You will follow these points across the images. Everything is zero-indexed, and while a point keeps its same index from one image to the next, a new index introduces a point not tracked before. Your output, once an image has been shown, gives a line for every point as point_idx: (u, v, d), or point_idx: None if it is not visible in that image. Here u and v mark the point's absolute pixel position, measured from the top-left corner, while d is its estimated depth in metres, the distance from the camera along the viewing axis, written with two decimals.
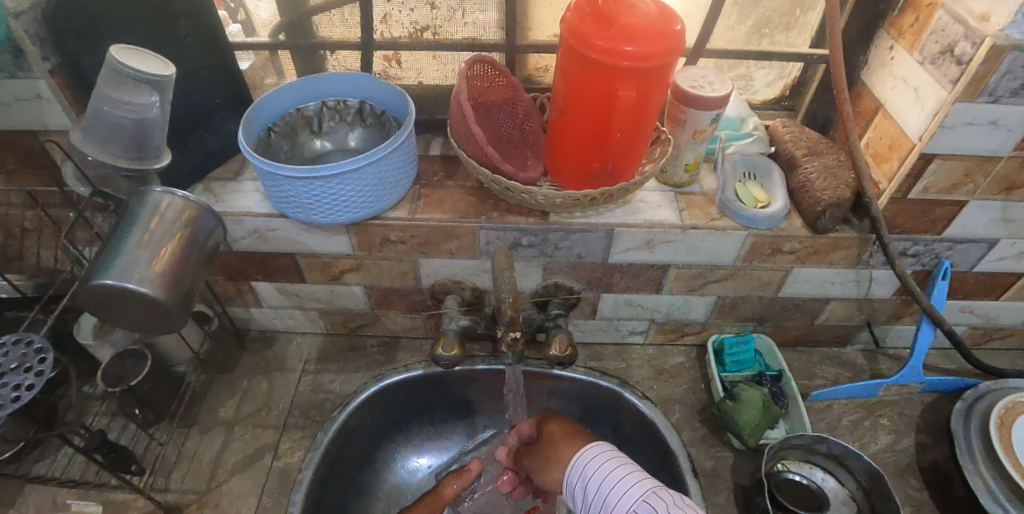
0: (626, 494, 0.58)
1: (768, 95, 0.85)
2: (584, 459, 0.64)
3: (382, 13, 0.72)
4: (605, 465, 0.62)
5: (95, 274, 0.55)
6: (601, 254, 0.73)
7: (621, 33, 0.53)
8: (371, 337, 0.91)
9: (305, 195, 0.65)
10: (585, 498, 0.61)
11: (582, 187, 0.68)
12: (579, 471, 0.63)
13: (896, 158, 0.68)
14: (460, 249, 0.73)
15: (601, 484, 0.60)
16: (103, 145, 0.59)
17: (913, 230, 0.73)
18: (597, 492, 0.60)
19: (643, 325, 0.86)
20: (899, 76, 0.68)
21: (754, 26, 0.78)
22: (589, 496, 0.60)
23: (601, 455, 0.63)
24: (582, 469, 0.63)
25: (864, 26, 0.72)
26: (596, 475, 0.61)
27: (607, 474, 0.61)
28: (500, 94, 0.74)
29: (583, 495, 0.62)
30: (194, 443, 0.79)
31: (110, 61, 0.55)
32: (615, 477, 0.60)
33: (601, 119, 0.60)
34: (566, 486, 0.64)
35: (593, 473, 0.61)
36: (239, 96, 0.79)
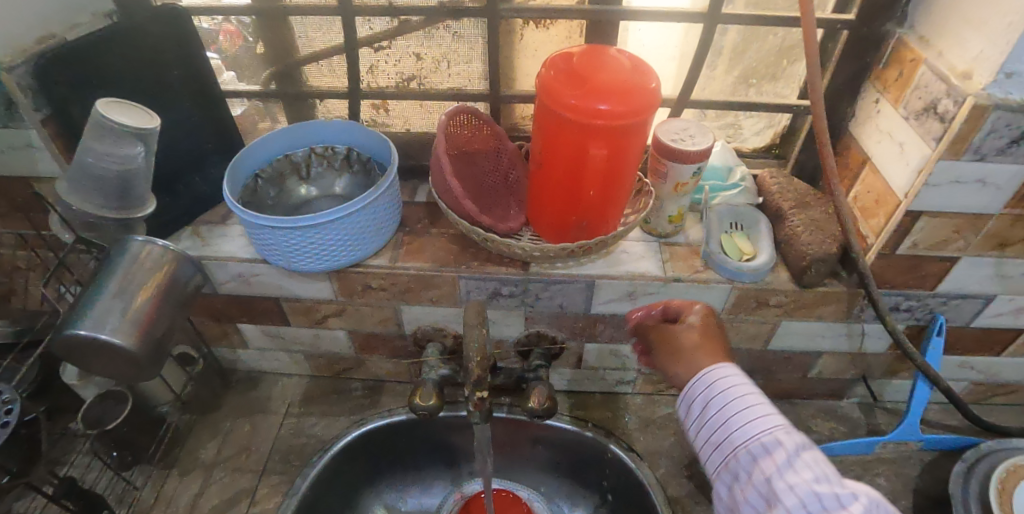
0: (757, 427, 0.51)
1: (757, 143, 0.84)
2: (713, 375, 0.55)
3: (369, 64, 0.74)
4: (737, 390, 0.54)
5: (69, 324, 0.55)
6: (583, 305, 0.72)
7: (593, 92, 0.54)
8: (356, 380, 0.91)
9: (284, 244, 0.65)
10: (706, 413, 0.54)
11: (560, 239, 0.68)
12: (701, 386, 0.56)
13: (883, 213, 0.66)
14: (440, 297, 0.73)
15: (729, 408, 0.53)
16: (88, 195, 0.61)
17: (903, 285, 0.71)
18: (722, 417, 0.53)
19: (631, 375, 0.85)
20: (884, 130, 0.67)
21: (740, 76, 0.78)
22: (712, 413, 0.54)
23: (743, 380, 0.54)
24: (707, 385, 0.55)
25: (849, 78, 0.72)
26: (725, 404, 0.53)
27: (740, 402, 0.53)
28: (485, 143, 0.75)
29: (700, 412, 0.55)
30: (172, 486, 0.78)
31: (94, 114, 0.56)
32: (754, 406, 0.52)
33: (575, 175, 0.61)
34: (685, 395, 0.57)
35: (721, 392, 0.54)
36: (231, 141, 0.81)
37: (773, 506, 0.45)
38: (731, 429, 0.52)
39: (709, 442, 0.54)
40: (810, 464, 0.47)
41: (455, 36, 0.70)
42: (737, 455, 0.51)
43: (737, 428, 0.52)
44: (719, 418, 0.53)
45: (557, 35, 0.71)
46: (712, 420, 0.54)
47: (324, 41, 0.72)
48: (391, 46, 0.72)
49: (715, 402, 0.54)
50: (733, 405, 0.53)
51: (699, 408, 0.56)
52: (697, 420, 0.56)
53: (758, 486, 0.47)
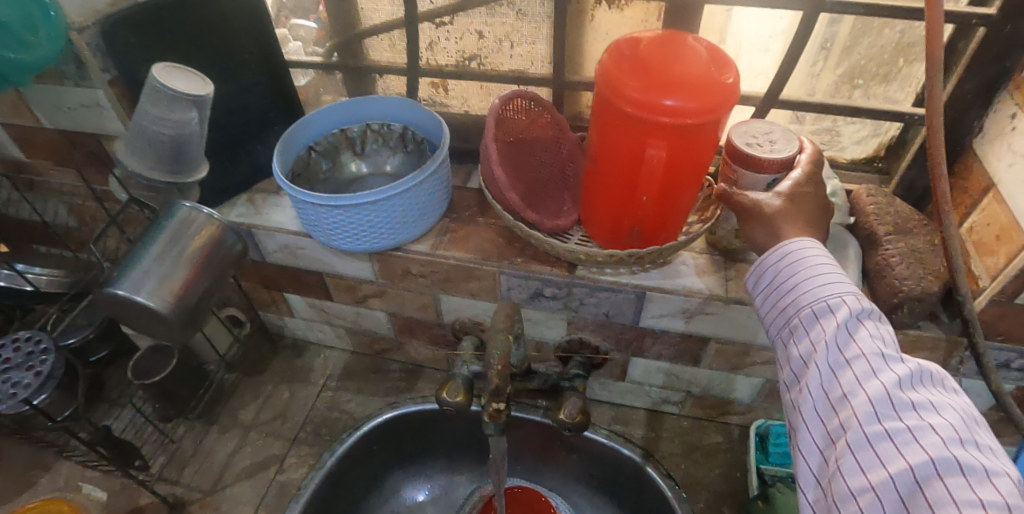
0: (825, 290, 0.46)
1: (858, 153, 0.73)
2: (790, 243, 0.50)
3: (429, 40, 0.71)
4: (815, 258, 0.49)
5: (110, 283, 0.57)
6: (631, 316, 0.66)
7: (660, 85, 0.47)
8: (394, 361, 0.90)
9: (326, 222, 0.64)
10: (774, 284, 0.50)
11: (610, 244, 0.63)
12: (776, 255, 0.50)
13: (1005, 252, 0.55)
14: (480, 291, 0.70)
15: (798, 269, 0.48)
16: (142, 159, 0.62)
17: (1021, 339, 0.60)
18: (794, 280, 0.48)
19: (679, 396, 0.78)
20: (1019, 151, 0.55)
21: (845, 75, 0.68)
22: (780, 280, 0.49)
23: (817, 247, 0.49)
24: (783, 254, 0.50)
25: (981, 85, 0.60)
26: (793, 258, 0.49)
27: (810, 263, 0.48)
28: (544, 132, 0.70)
29: (769, 280, 0.51)
30: (210, 441, 0.81)
31: (151, 79, 0.57)
32: (825, 275, 0.47)
33: (630, 176, 0.55)
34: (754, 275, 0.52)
35: (791, 257, 0.49)
36: (292, 111, 0.81)
37: (836, 400, 0.41)
38: (801, 296, 0.47)
39: (779, 304, 0.49)
40: (871, 333, 0.43)
41: (519, 15, 0.65)
42: (802, 330, 0.46)
43: (809, 296, 0.47)
44: (789, 285, 0.49)
45: (632, 18, 0.65)
46: (780, 295, 0.49)
47: (386, 14, 0.70)
48: (452, 22, 0.68)
49: (779, 284, 0.50)
50: (806, 257, 0.49)
51: (768, 279, 0.51)
52: (767, 291, 0.51)
53: (829, 355, 0.43)
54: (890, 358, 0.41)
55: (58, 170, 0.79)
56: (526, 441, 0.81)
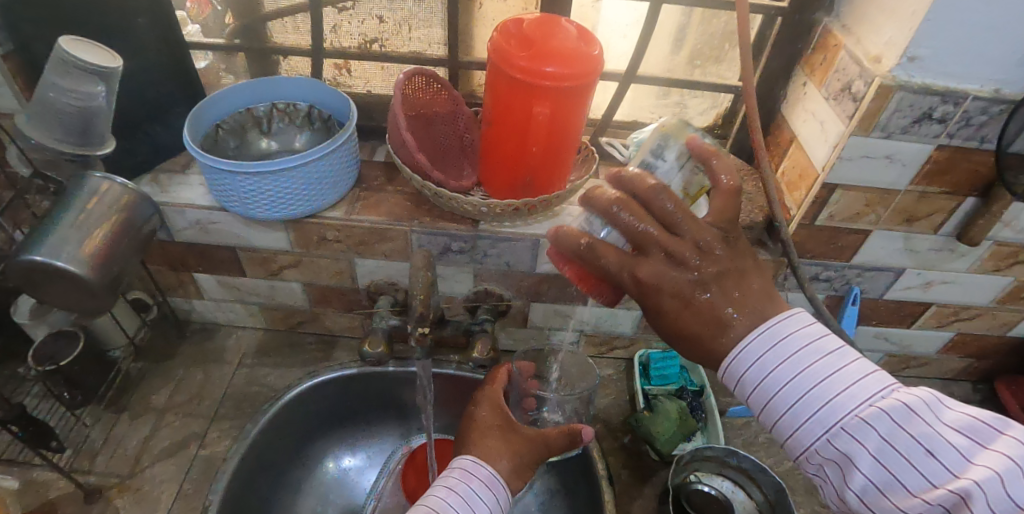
0: (815, 387, 0.43)
1: (701, 123, 0.89)
2: (754, 349, 0.45)
3: (333, 23, 0.77)
4: (781, 350, 0.44)
5: (25, 251, 0.57)
6: (529, 263, 0.76)
7: (541, 54, 0.58)
8: (311, 335, 0.93)
9: (242, 190, 0.68)
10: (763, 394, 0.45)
11: (507, 197, 0.72)
12: (751, 353, 0.45)
13: (805, 187, 0.72)
14: (393, 251, 0.76)
15: (779, 373, 0.44)
16: (50, 130, 0.62)
17: (822, 256, 0.77)
18: (788, 382, 0.44)
19: (574, 337, 0.89)
20: (809, 110, 0.73)
21: (687, 57, 0.83)
22: (768, 391, 0.45)
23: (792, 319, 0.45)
24: (755, 362, 0.45)
25: (783, 63, 0.77)
26: (777, 345, 0.44)
27: (782, 361, 0.44)
28: (443, 106, 0.78)
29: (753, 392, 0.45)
30: (122, 427, 0.79)
31: (57, 50, 0.58)
32: (815, 358, 0.44)
33: (520, 134, 0.65)
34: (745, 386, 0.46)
35: (767, 363, 0.44)
36: (193, 93, 0.82)
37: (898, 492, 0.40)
38: (812, 398, 0.43)
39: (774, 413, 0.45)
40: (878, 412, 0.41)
41: (417, 1, 0.73)
42: (835, 435, 0.42)
43: (821, 394, 0.43)
44: (792, 387, 0.44)
45: (515, 6, 0.75)
46: (781, 398, 0.44)
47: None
48: (354, 7, 0.75)
49: (770, 388, 0.44)
50: (793, 341, 0.44)
51: (750, 385, 0.45)
52: (755, 398, 0.46)
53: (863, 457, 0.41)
54: (918, 416, 0.40)
55: None
56: (444, 395, 0.88)
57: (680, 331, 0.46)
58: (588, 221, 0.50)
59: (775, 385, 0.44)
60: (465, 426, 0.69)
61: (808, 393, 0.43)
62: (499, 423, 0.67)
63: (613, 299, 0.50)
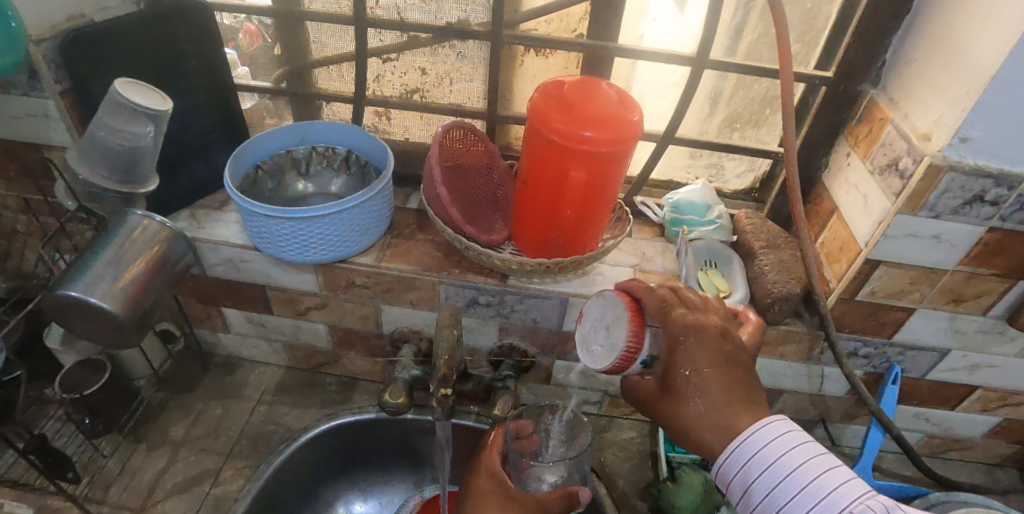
0: (818, 479, 0.45)
1: (738, 185, 0.88)
2: (759, 440, 0.47)
3: (376, 73, 0.78)
4: (786, 443, 0.47)
5: (61, 285, 0.58)
6: (555, 321, 0.75)
7: (580, 120, 0.58)
8: (331, 375, 0.92)
9: (276, 233, 0.69)
10: (765, 482, 0.46)
11: (537, 255, 0.71)
12: (744, 440, 0.47)
13: (845, 260, 0.70)
14: (419, 300, 0.76)
15: (784, 464, 0.46)
16: (95, 167, 0.64)
17: (862, 331, 0.74)
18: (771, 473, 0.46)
19: (597, 396, 0.87)
20: (852, 182, 0.71)
21: (726, 120, 0.83)
22: (771, 480, 0.46)
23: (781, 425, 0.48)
24: (761, 453, 0.47)
25: (826, 131, 0.76)
26: (782, 438, 0.47)
27: (789, 453, 0.46)
28: (478, 159, 0.78)
29: (757, 482, 0.47)
30: (138, 459, 0.79)
31: (112, 92, 0.60)
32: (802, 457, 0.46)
33: (554, 195, 0.64)
34: (749, 477, 0.47)
35: (775, 453, 0.46)
36: (237, 133, 0.84)
37: None
38: (793, 489, 0.45)
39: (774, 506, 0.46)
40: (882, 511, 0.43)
41: (460, 56, 0.75)
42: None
43: (800, 486, 0.45)
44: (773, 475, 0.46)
45: (555, 64, 0.76)
46: (762, 483, 0.46)
47: (337, 47, 0.77)
48: (398, 59, 0.76)
49: (776, 478, 0.46)
50: (794, 436, 0.47)
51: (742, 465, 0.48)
52: (746, 485, 0.47)
53: None
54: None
55: None
56: (461, 448, 0.85)
57: (670, 388, 0.51)
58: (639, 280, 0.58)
59: (781, 473, 0.46)
60: (464, 492, 0.67)
61: (809, 485, 0.45)
62: (494, 489, 0.65)
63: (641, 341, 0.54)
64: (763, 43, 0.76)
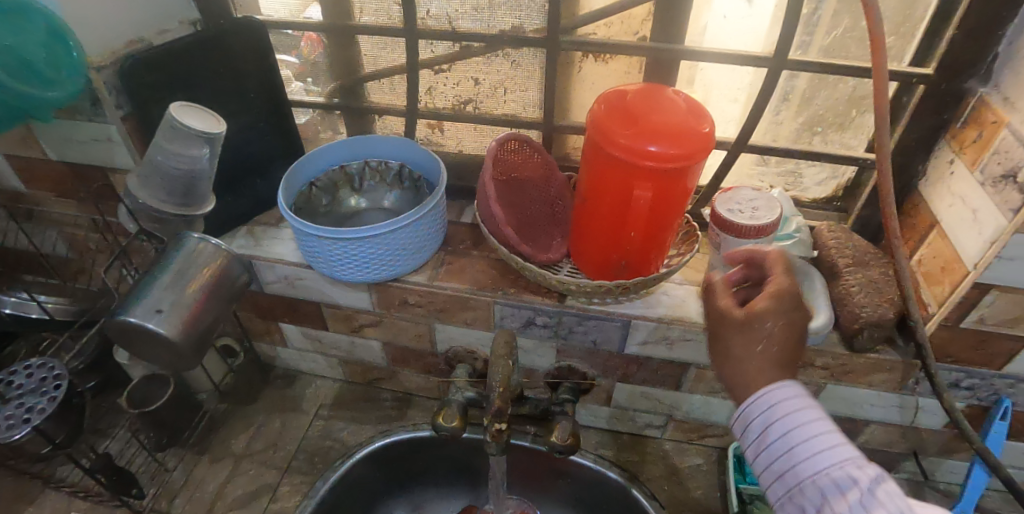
0: (820, 455, 0.41)
1: (819, 193, 0.81)
2: (773, 397, 0.44)
3: (428, 85, 0.76)
4: (798, 410, 0.43)
5: (122, 311, 0.59)
6: (617, 344, 0.71)
7: (645, 133, 0.53)
8: (386, 391, 0.92)
9: (329, 254, 0.67)
10: (764, 441, 0.44)
11: (599, 276, 0.67)
12: (758, 407, 0.44)
13: (948, 282, 0.62)
14: (474, 320, 0.74)
15: (787, 427, 0.43)
16: (155, 191, 0.65)
17: (966, 360, 0.66)
18: (785, 443, 0.42)
19: (661, 420, 0.83)
20: (957, 193, 0.62)
21: (806, 123, 0.75)
22: (770, 437, 0.43)
23: (801, 391, 0.44)
24: (769, 408, 0.44)
25: (924, 135, 0.68)
26: (797, 398, 0.44)
27: (797, 417, 0.43)
28: (534, 171, 0.75)
29: (761, 439, 0.44)
30: (202, 471, 0.81)
31: (168, 117, 0.60)
32: (816, 425, 0.42)
33: (618, 213, 0.60)
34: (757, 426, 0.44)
35: (778, 413, 0.43)
36: (293, 149, 0.85)
37: None
38: (794, 454, 0.42)
39: (776, 471, 0.43)
40: (887, 501, 0.37)
41: (514, 65, 0.71)
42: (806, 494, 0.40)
43: (800, 453, 0.42)
44: (782, 443, 0.43)
45: (616, 70, 0.71)
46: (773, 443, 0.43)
47: (389, 60, 0.75)
48: (450, 70, 0.74)
49: (777, 433, 0.43)
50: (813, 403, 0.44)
51: (755, 433, 0.45)
52: (754, 447, 0.45)
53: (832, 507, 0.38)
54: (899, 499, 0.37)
55: (59, 201, 0.79)
56: (517, 469, 0.83)
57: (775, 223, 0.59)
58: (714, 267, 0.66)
59: (783, 429, 0.43)
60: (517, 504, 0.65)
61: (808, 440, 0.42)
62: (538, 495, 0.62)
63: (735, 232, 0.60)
64: (850, 38, 0.68)
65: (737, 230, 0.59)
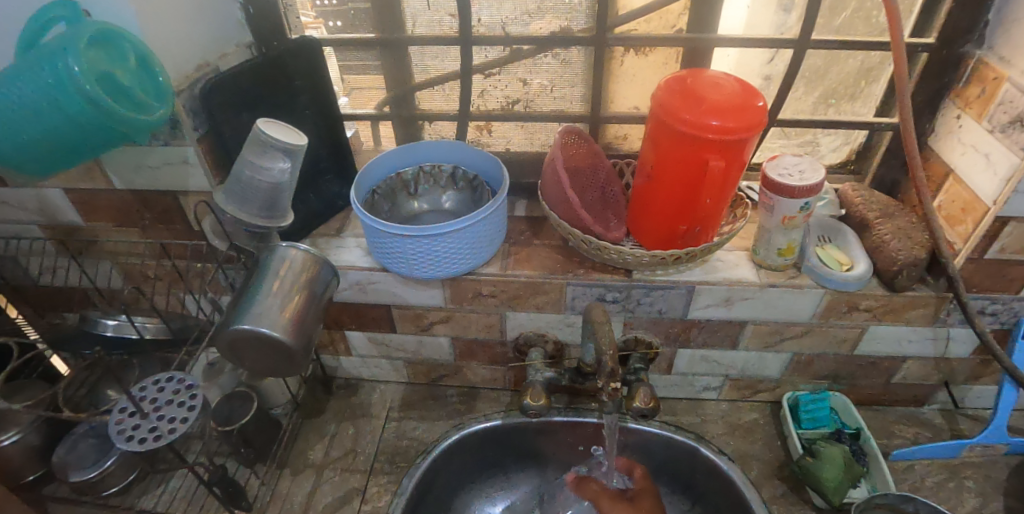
0: None
1: (834, 159, 0.89)
2: None
3: (479, 88, 0.81)
4: None
5: (234, 319, 0.61)
6: (681, 310, 0.77)
7: (709, 110, 0.59)
8: (450, 387, 0.95)
9: (410, 252, 0.71)
10: None
11: (667, 247, 0.74)
12: None
13: (971, 220, 0.70)
14: (546, 303, 0.78)
15: None
16: (240, 205, 0.67)
17: (989, 289, 0.75)
18: None
19: (717, 381, 0.89)
20: (967, 143, 0.71)
21: (821, 97, 0.83)
22: None
23: None
24: None
25: (929, 97, 0.76)
26: None
27: None
28: (585, 161, 0.80)
29: None
30: (286, 484, 0.81)
31: (255, 132, 0.64)
32: None
33: (687, 185, 0.66)
34: None
35: None
36: (344, 162, 0.88)
37: None
38: None
39: None
40: None
41: (562, 62, 0.77)
42: None
43: None
44: None
45: (655, 61, 0.78)
46: None
47: (441, 69, 0.80)
48: (501, 73, 0.79)
49: None
50: None
51: None
52: None
53: None
54: None
55: (120, 231, 0.80)
56: (576, 442, 0.88)
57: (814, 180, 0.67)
58: (765, 234, 0.73)
59: None
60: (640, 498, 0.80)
61: None
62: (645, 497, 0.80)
63: (781, 190, 0.67)
64: (858, 18, 0.76)
65: (789, 192, 0.66)
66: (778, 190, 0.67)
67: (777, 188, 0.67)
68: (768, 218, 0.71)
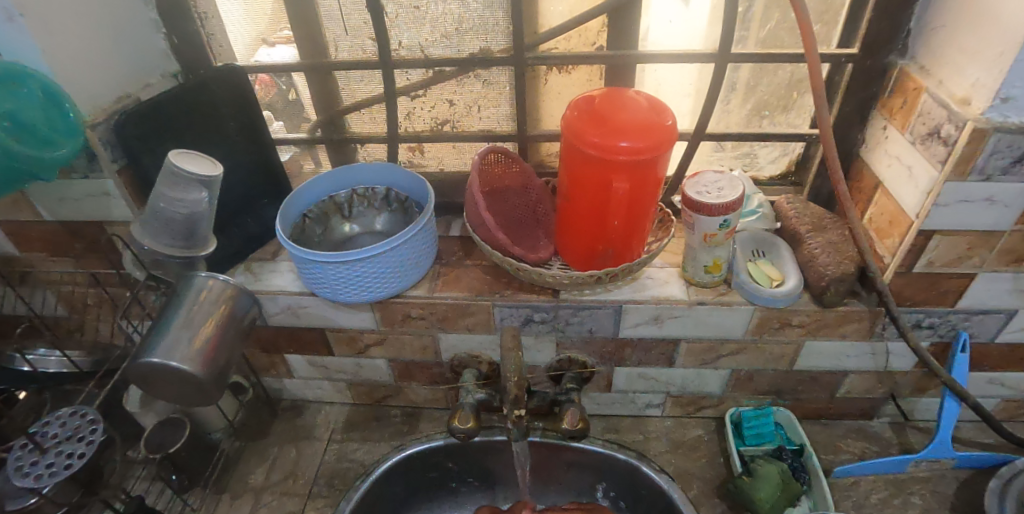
0: None
1: (773, 171, 0.88)
2: None
3: (406, 110, 0.81)
4: None
5: (144, 353, 0.61)
6: (611, 329, 0.76)
7: (615, 130, 0.59)
8: (395, 408, 0.95)
9: (330, 277, 0.71)
10: None
11: (588, 267, 0.73)
12: None
13: (897, 233, 0.69)
14: (475, 325, 0.78)
15: None
16: (157, 236, 0.67)
17: (924, 302, 0.73)
18: None
19: (660, 398, 0.88)
20: (893, 154, 0.70)
21: (754, 109, 0.82)
22: None
23: None
24: None
25: (858, 107, 0.75)
26: None
27: None
28: (514, 180, 0.80)
29: None
30: (223, 509, 0.81)
31: (167, 164, 0.64)
32: None
33: (600, 205, 0.65)
34: None
35: None
36: (280, 186, 0.88)
37: None
38: None
39: None
40: None
41: (485, 83, 0.77)
42: None
43: None
44: None
45: (579, 78, 0.77)
46: None
47: (367, 92, 0.80)
48: (426, 94, 0.79)
49: None
50: None
51: None
52: None
53: None
54: None
55: (54, 261, 0.81)
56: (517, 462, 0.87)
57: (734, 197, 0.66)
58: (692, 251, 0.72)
59: None
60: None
61: None
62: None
63: (700, 208, 0.66)
64: (783, 30, 0.75)
65: (707, 209, 0.65)
66: (698, 207, 0.66)
67: (696, 206, 0.66)
68: (692, 235, 0.70)
